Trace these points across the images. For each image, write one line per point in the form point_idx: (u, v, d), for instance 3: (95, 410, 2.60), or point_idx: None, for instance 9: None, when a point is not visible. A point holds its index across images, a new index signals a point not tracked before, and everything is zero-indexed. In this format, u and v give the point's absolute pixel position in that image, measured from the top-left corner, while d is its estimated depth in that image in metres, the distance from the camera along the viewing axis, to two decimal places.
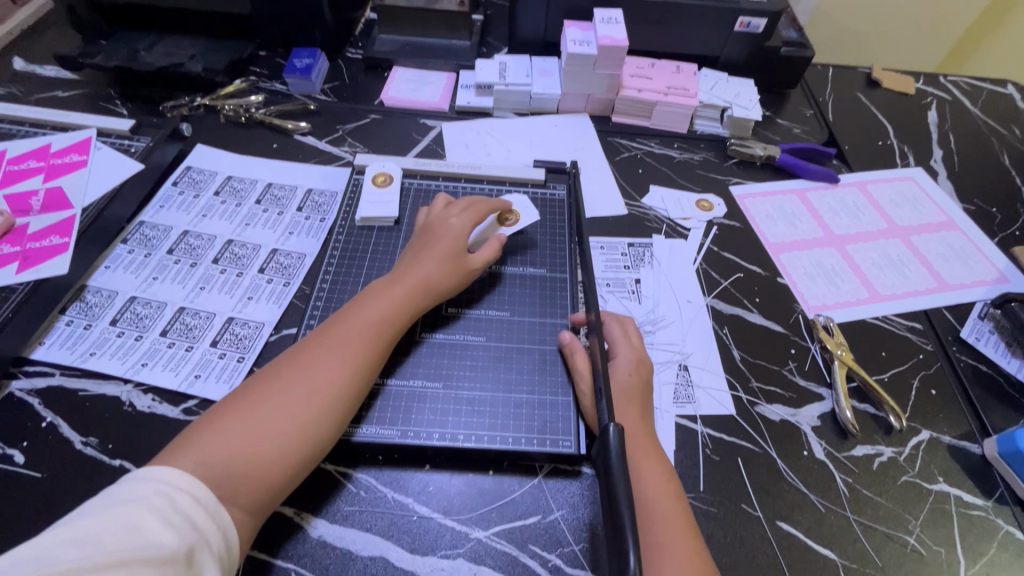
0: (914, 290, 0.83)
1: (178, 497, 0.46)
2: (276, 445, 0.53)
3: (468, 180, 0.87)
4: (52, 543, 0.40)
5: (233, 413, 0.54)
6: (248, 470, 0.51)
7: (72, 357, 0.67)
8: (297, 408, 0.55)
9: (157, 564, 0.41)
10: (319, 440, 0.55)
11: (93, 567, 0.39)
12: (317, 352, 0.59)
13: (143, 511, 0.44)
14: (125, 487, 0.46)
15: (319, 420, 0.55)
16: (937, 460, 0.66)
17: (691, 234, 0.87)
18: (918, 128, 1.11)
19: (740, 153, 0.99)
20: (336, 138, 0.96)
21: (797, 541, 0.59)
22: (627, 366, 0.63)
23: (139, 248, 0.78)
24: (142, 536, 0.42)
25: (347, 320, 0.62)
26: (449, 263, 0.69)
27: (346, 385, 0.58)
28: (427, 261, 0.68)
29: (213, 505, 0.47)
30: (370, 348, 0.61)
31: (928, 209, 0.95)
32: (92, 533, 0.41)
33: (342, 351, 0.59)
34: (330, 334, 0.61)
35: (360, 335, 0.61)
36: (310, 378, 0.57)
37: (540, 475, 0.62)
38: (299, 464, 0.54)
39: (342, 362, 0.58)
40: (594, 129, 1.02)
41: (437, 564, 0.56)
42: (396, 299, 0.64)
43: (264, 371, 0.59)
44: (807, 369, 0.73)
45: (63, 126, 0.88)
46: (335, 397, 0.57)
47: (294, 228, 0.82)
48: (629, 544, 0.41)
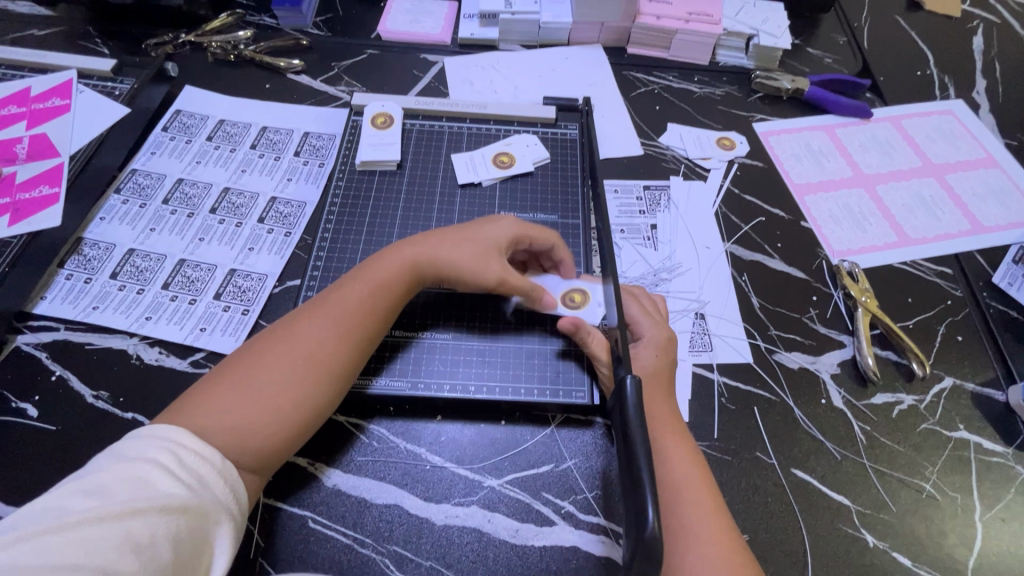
0: (945, 233, 0.79)
1: (183, 452, 0.45)
2: (270, 418, 0.51)
3: (474, 120, 0.82)
4: (64, 493, 0.40)
5: (228, 380, 0.52)
6: (248, 436, 0.50)
7: (75, 312, 0.66)
8: (295, 377, 0.53)
9: (171, 513, 0.42)
10: (320, 407, 0.54)
11: (107, 515, 0.39)
12: (311, 320, 0.56)
13: (148, 464, 0.43)
14: (128, 441, 0.45)
15: (318, 388, 0.54)
16: (959, 407, 0.65)
17: (711, 175, 0.83)
18: (961, 56, 1.02)
19: (765, 86, 0.92)
20: (332, 77, 0.90)
21: (811, 487, 0.59)
22: (651, 350, 0.60)
23: (133, 198, 0.75)
24: (152, 488, 0.42)
25: (345, 287, 0.59)
26: (481, 256, 0.61)
27: (344, 362, 0.55)
28: (450, 238, 0.63)
29: (221, 461, 0.47)
30: (372, 316, 0.58)
31: (967, 146, 0.89)
32: (104, 484, 0.41)
33: (338, 317, 0.57)
34: (325, 302, 0.58)
35: (360, 307, 0.58)
36: (308, 345, 0.55)
37: (553, 425, 0.61)
38: (302, 429, 0.53)
39: (339, 337, 0.56)
40: (608, 61, 0.95)
41: (451, 511, 0.56)
42: (401, 266, 0.61)
43: (255, 338, 0.56)
44: (828, 317, 0.71)
45: (41, 67, 0.83)
46: (334, 366, 0.55)
47: (293, 174, 0.78)
48: (647, 499, 0.39)
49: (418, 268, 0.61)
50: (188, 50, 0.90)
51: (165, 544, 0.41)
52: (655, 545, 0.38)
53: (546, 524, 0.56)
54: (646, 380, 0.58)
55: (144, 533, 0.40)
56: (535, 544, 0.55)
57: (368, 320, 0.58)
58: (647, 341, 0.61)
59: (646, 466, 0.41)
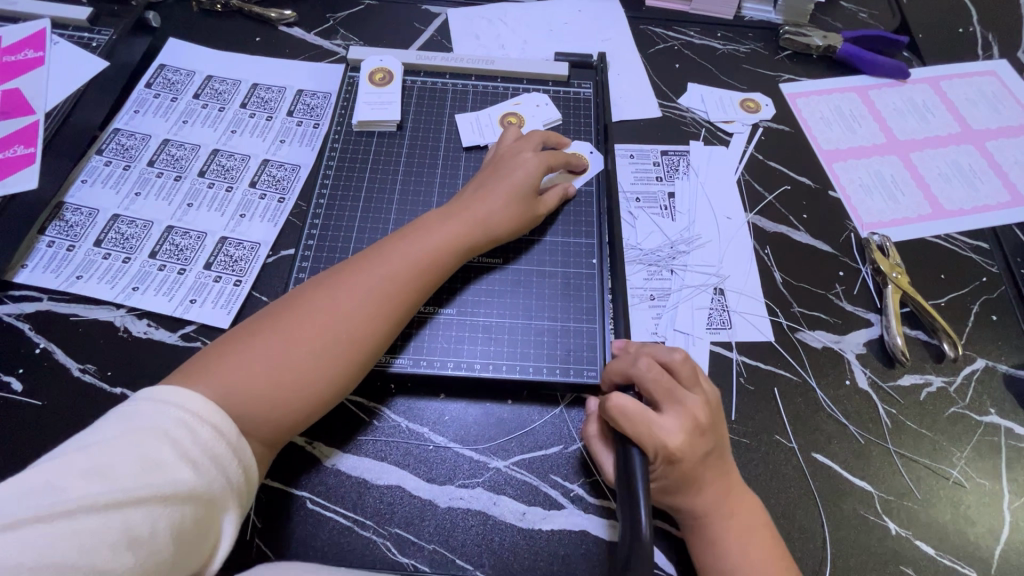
0: (983, 205, 0.74)
1: (197, 429, 0.42)
2: (296, 385, 0.48)
3: (481, 77, 0.76)
4: (61, 470, 0.37)
5: (258, 344, 0.49)
6: (273, 406, 0.47)
7: (58, 281, 0.62)
8: (327, 348, 0.50)
9: (176, 503, 0.39)
10: (348, 381, 0.51)
11: (107, 504, 0.36)
12: (347, 286, 0.53)
13: (158, 442, 0.40)
14: (140, 409, 0.42)
15: (350, 361, 0.51)
16: (990, 390, 0.61)
17: (733, 139, 0.77)
18: (1006, 12, 0.94)
19: (793, 43, 0.85)
20: (326, 29, 0.84)
21: (832, 472, 0.56)
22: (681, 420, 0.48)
23: (117, 160, 0.70)
24: (160, 473, 0.39)
25: (384, 254, 0.55)
26: (518, 202, 0.61)
27: (377, 331, 0.52)
28: (496, 201, 0.60)
29: (237, 440, 0.44)
30: (412, 290, 0.55)
31: (1010, 110, 0.82)
32: (106, 464, 0.38)
33: (377, 287, 0.53)
34: (362, 269, 0.54)
35: (398, 272, 0.54)
36: (341, 313, 0.51)
37: (562, 405, 0.58)
38: (325, 402, 0.50)
39: (373, 305, 0.53)
40: (624, 14, 0.87)
41: (455, 494, 0.54)
42: (445, 235, 0.58)
43: (287, 297, 0.53)
44: (855, 293, 0.67)
45: (11, 15, 0.76)
46: (369, 341, 0.52)
47: (286, 135, 0.73)
48: (639, 519, 0.41)
49: (461, 239, 0.58)
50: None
51: (165, 538, 0.38)
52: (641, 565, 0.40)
53: (554, 508, 0.53)
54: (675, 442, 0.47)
55: (145, 525, 0.37)
56: (543, 528, 0.53)
57: (407, 293, 0.54)
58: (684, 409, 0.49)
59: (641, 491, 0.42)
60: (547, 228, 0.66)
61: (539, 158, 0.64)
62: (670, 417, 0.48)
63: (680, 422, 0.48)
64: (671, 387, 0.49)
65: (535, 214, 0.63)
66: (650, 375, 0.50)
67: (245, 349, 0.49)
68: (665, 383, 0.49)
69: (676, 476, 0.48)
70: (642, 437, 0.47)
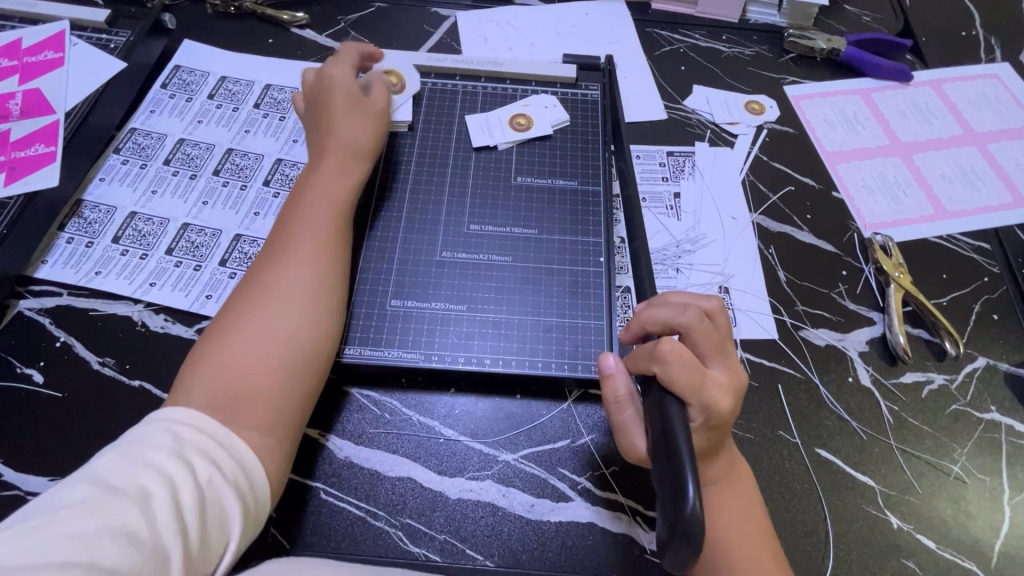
0: (984, 206, 0.75)
1: (181, 430, 0.43)
2: (260, 367, 0.49)
3: (490, 79, 0.77)
4: (58, 489, 0.38)
5: (213, 350, 0.49)
6: (247, 387, 0.48)
7: (77, 277, 0.63)
8: (272, 316, 0.51)
9: (172, 498, 0.39)
10: (310, 338, 0.52)
11: (108, 505, 0.36)
12: (275, 259, 0.54)
13: (147, 448, 0.41)
14: (127, 432, 0.43)
15: (300, 318, 0.52)
16: (992, 388, 0.62)
17: (738, 141, 0.78)
18: (1009, 16, 0.95)
19: (798, 46, 0.86)
20: (339, 31, 0.85)
21: (835, 467, 0.57)
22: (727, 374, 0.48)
23: (133, 159, 0.71)
24: (151, 472, 0.39)
25: (291, 223, 0.57)
26: (359, 116, 0.64)
27: (312, 291, 0.53)
28: (347, 125, 0.62)
29: (223, 433, 0.44)
30: (326, 236, 0.57)
31: (1012, 113, 0.83)
32: (104, 475, 0.39)
33: (297, 250, 0.55)
34: (285, 241, 0.56)
35: (309, 234, 0.56)
36: (273, 287, 0.52)
37: (570, 400, 0.59)
38: (296, 371, 0.50)
39: (295, 268, 0.54)
40: (631, 17, 0.89)
41: (465, 485, 0.55)
42: (331, 183, 0.60)
43: (231, 300, 0.54)
44: (858, 292, 0.68)
45: (31, 17, 0.78)
46: (308, 298, 0.53)
47: (298, 135, 0.75)
48: (686, 476, 0.38)
49: (348, 181, 0.61)
50: (186, 2, 0.85)
51: (169, 532, 0.37)
52: (696, 527, 0.36)
53: (562, 500, 0.54)
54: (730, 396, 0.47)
55: (143, 522, 0.37)
56: (551, 519, 0.54)
57: (326, 241, 0.56)
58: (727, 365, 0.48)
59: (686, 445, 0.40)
60: (557, 227, 0.67)
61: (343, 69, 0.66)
62: (718, 373, 0.47)
63: (727, 380, 0.47)
64: (723, 343, 0.49)
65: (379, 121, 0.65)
66: (702, 328, 0.48)
67: (204, 361, 0.49)
68: (716, 339, 0.49)
69: (713, 438, 0.47)
70: (696, 389, 0.45)
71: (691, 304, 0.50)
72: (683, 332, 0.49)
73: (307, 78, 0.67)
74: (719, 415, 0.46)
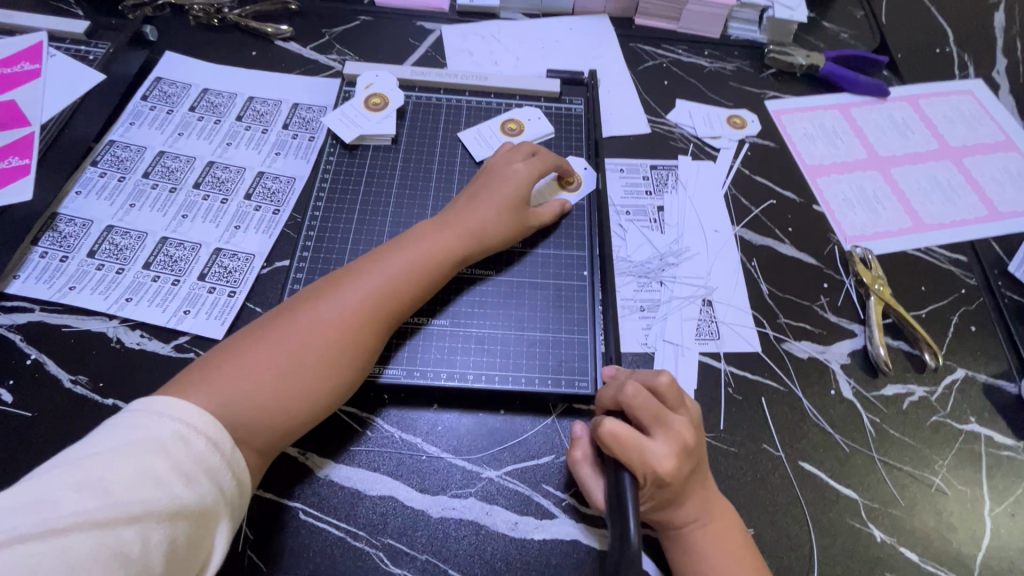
0: (961, 219, 0.76)
1: (192, 440, 0.42)
2: (288, 394, 0.49)
3: (474, 93, 0.77)
4: (57, 484, 0.37)
5: (253, 353, 0.49)
6: (269, 414, 0.48)
7: (51, 292, 0.62)
8: (324, 350, 0.51)
9: (169, 520, 0.39)
10: (343, 385, 0.51)
11: (100, 521, 0.36)
12: (348, 299, 0.53)
13: (153, 455, 0.40)
14: (134, 423, 0.42)
15: (347, 367, 0.51)
16: (971, 399, 0.63)
17: (720, 155, 0.79)
18: (980, 33, 0.98)
19: (778, 62, 0.88)
20: (323, 44, 0.85)
21: (818, 480, 0.57)
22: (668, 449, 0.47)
23: (111, 171, 0.70)
24: (154, 489, 0.39)
25: (377, 260, 0.57)
26: (508, 213, 0.62)
27: (366, 341, 0.53)
28: (486, 211, 0.61)
29: (232, 451, 0.44)
30: (406, 294, 0.55)
31: (986, 128, 0.85)
32: (99, 478, 0.38)
33: (372, 296, 0.54)
34: (361, 275, 0.55)
35: (390, 278, 0.55)
36: (334, 319, 0.52)
37: (554, 415, 0.59)
38: (315, 415, 0.50)
39: (363, 309, 0.53)
40: (615, 32, 0.90)
41: (448, 504, 0.54)
42: (439, 243, 0.58)
43: (285, 305, 0.54)
44: (839, 304, 0.68)
45: (8, 28, 0.77)
46: (362, 347, 0.52)
47: (281, 148, 0.74)
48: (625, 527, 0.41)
49: (453, 251, 0.59)
50: (168, 13, 0.85)
51: (159, 554, 0.38)
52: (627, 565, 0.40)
53: (546, 517, 0.54)
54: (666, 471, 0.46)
55: (137, 542, 0.37)
56: (535, 537, 0.53)
57: (400, 301, 0.55)
58: (669, 438, 0.48)
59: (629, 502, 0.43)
60: (541, 241, 0.67)
61: (530, 169, 0.64)
62: (658, 440, 0.48)
63: (668, 450, 0.47)
64: (661, 413, 0.49)
65: (527, 225, 0.64)
66: (636, 399, 0.49)
67: (240, 359, 0.49)
68: (654, 410, 0.48)
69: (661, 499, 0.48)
70: (635, 467, 0.46)
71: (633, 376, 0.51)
72: (624, 406, 0.50)
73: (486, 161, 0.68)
74: (659, 483, 0.46)
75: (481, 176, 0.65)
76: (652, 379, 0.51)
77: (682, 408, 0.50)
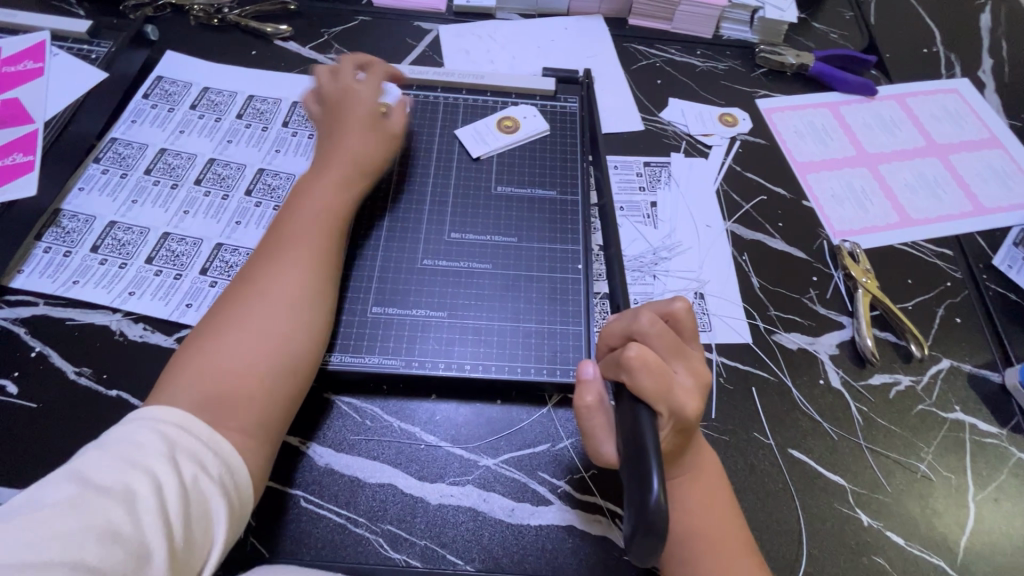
0: (946, 214, 0.78)
1: (167, 429, 0.42)
2: (251, 368, 0.49)
3: (471, 91, 0.79)
4: (42, 482, 0.37)
5: (203, 351, 0.49)
6: (237, 386, 0.48)
7: (54, 286, 0.63)
8: (266, 318, 0.52)
9: (157, 496, 0.38)
10: (301, 341, 0.53)
11: (87, 503, 0.36)
12: (275, 262, 0.55)
13: (132, 445, 0.40)
14: (112, 429, 0.42)
15: (294, 324, 0.53)
16: (955, 388, 0.65)
17: (712, 152, 0.81)
18: (967, 34, 1.00)
19: (769, 61, 0.90)
20: (322, 43, 0.86)
21: (807, 467, 0.59)
22: (690, 381, 0.48)
23: (114, 168, 0.71)
24: (137, 471, 0.39)
25: (284, 228, 0.58)
26: (369, 132, 0.66)
27: (305, 297, 0.54)
28: (351, 137, 0.65)
29: (212, 435, 0.44)
30: (322, 245, 0.58)
31: (972, 127, 0.87)
32: (82, 472, 0.38)
33: (295, 250, 0.56)
34: (276, 245, 0.57)
35: (302, 237, 0.57)
36: (270, 291, 0.53)
37: (549, 404, 0.60)
38: (285, 375, 0.51)
39: (291, 273, 0.55)
40: (609, 33, 0.91)
41: (446, 491, 0.55)
42: (331, 189, 0.61)
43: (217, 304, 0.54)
44: (828, 297, 0.70)
45: (11, 27, 0.78)
46: (304, 302, 0.54)
47: (281, 145, 0.75)
48: (651, 472, 0.39)
49: (348, 187, 0.62)
50: (169, 13, 0.86)
51: (152, 530, 0.37)
52: (658, 517, 0.37)
53: (542, 504, 0.55)
54: (695, 408, 0.47)
55: (128, 521, 0.37)
56: (531, 523, 0.54)
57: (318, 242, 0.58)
58: (690, 376, 0.48)
59: (652, 449, 0.41)
60: (536, 235, 0.68)
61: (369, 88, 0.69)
62: (682, 375, 0.48)
63: (693, 384, 0.48)
64: (681, 348, 0.49)
65: (391, 133, 0.67)
66: (657, 334, 0.49)
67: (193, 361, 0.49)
68: (674, 342, 0.49)
69: (681, 438, 0.48)
70: (664, 394, 0.45)
71: (647, 311, 0.51)
72: (640, 339, 0.50)
73: (312, 106, 0.70)
74: (686, 417, 0.46)
75: (326, 112, 0.68)
76: (666, 308, 0.51)
77: (695, 341, 0.52)
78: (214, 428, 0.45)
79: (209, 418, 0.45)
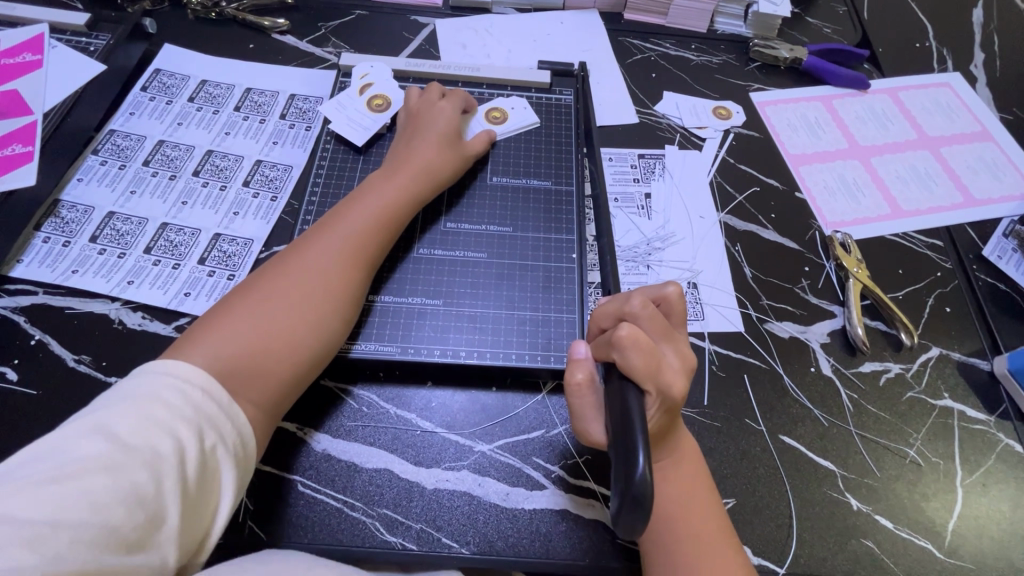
0: (937, 206, 0.79)
1: (190, 392, 0.43)
2: (279, 348, 0.51)
3: (466, 84, 0.80)
4: (68, 437, 0.38)
5: (234, 318, 0.51)
6: (263, 363, 0.50)
7: (54, 275, 0.64)
8: (305, 302, 0.53)
9: (179, 461, 0.40)
10: (331, 332, 0.54)
11: (113, 465, 0.37)
12: (319, 248, 0.57)
13: (155, 405, 0.41)
14: (134, 382, 0.43)
15: (330, 315, 0.54)
16: (944, 376, 0.66)
17: (706, 144, 0.81)
18: (960, 29, 1.01)
19: (763, 55, 0.90)
20: (319, 37, 0.87)
21: (798, 453, 0.60)
22: (677, 363, 0.49)
23: (112, 159, 0.72)
24: (161, 434, 0.40)
25: (340, 218, 0.60)
26: (445, 147, 0.67)
27: (343, 289, 0.56)
28: (427, 149, 0.66)
29: (228, 403, 0.45)
30: (373, 243, 0.59)
31: (963, 120, 0.88)
32: (105, 429, 0.39)
33: (347, 241, 0.58)
34: (327, 232, 0.58)
35: (354, 230, 0.59)
36: (312, 275, 0.55)
37: (544, 392, 0.61)
38: (308, 363, 0.53)
39: (337, 263, 0.56)
40: (604, 27, 0.92)
41: (441, 476, 0.56)
42: (393, 190, 0.62)
43: (259, 272, 0.56)
44: (820, 287, 0.71)
45: (10, 20, 0.79)
46: (342, 295, 0.56)
47: (279, 137, 0.76)
48: (637, 448, 0.40)
49: (409, 192, 0.63)
50: (167, 7, 0.87)
51: (171, 496, 0.39)
52: (644, 493, 0.38)
53: (536, 489, 0.56)
54: (680, 390, 0.48)
55: (150, 484, 0.38)
56: (525, 507, 0.55)
57: (372, 241, 0.59)
58: (677, 358, 0.49)
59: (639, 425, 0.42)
60: (531, 225, 0.69)
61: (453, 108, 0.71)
62: (670, 357, 0.49)
63: (679, 365, 0.49)
64: (669, 331, 0.50)
65: (463, 155, 0.69)
66: (646, 316, 0.50)
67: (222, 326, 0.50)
68: (663, 325, 0.50)
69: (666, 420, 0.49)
70: (652, 373, 0.46)
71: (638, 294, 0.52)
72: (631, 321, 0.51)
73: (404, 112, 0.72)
74: (672, 398, 0.47)
75: (410, 122, 0.70)
76: (659, 292, 0.52)
77: (683, 327, 0.53)
78: (232, 398, 0.46)
79: (231, 388, 0.47)
